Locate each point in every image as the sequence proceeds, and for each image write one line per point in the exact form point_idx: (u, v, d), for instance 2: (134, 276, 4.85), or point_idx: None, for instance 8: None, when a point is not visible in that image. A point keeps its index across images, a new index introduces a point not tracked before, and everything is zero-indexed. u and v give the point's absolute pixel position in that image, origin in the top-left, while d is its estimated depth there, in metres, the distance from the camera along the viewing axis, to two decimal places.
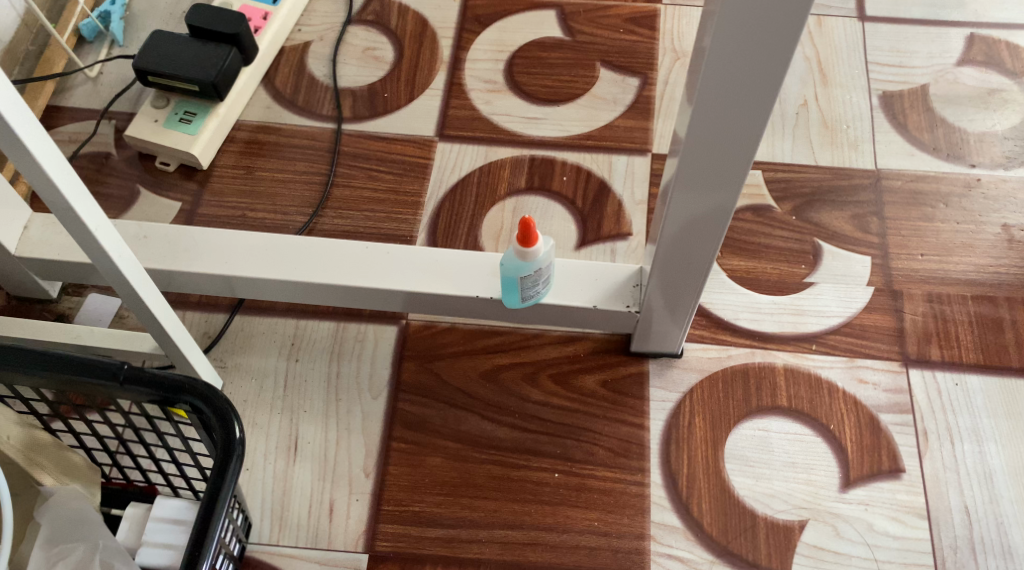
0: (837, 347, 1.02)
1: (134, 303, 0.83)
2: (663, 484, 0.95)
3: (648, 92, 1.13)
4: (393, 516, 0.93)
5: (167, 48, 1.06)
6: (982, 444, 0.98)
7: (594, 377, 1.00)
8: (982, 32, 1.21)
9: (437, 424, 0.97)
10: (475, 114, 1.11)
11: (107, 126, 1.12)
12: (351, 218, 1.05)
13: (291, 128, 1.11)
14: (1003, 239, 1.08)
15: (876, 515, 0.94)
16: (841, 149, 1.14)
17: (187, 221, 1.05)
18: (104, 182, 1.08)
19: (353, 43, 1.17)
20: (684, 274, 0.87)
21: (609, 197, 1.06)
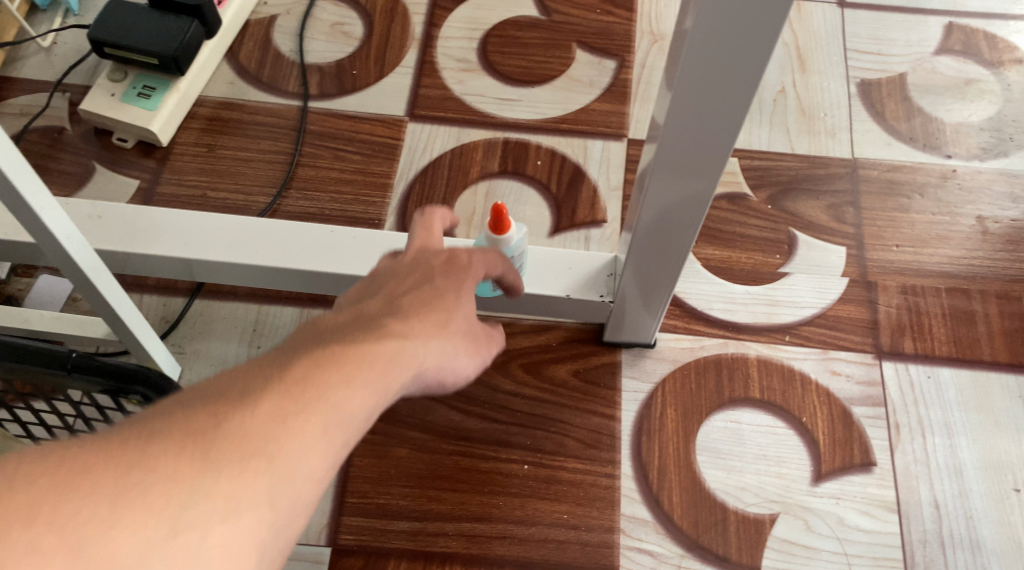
0: (810, 339, 1.01)
1: (84, 285, 0.79)
2: (633, 476, 0.93)
3: (625, 75, 1.10)
4: (358, 509, 0.91)
5: (124, 19, 1.02)
6: (953, 437, 0.97)
7: (565, 366, 0.98)
8: (961, 21, 1.20)
9: (404, 414, 0.95)
10: (448, 94, 1.08)
11: (60, 99, 1.07)
12: (317, 199, 1.02)
13: (255, 104, 1.07)
14: (977, 231, 1.07)
15: (847, 509, 0.93)
16: (818, 137, 1.12)
17: (145, 200, 1.01)
18: (58, 157, 1.04)
19: (321, 18, 1.13)
20: (658, 263, 0.85)
21: (583, 182, 1.03)
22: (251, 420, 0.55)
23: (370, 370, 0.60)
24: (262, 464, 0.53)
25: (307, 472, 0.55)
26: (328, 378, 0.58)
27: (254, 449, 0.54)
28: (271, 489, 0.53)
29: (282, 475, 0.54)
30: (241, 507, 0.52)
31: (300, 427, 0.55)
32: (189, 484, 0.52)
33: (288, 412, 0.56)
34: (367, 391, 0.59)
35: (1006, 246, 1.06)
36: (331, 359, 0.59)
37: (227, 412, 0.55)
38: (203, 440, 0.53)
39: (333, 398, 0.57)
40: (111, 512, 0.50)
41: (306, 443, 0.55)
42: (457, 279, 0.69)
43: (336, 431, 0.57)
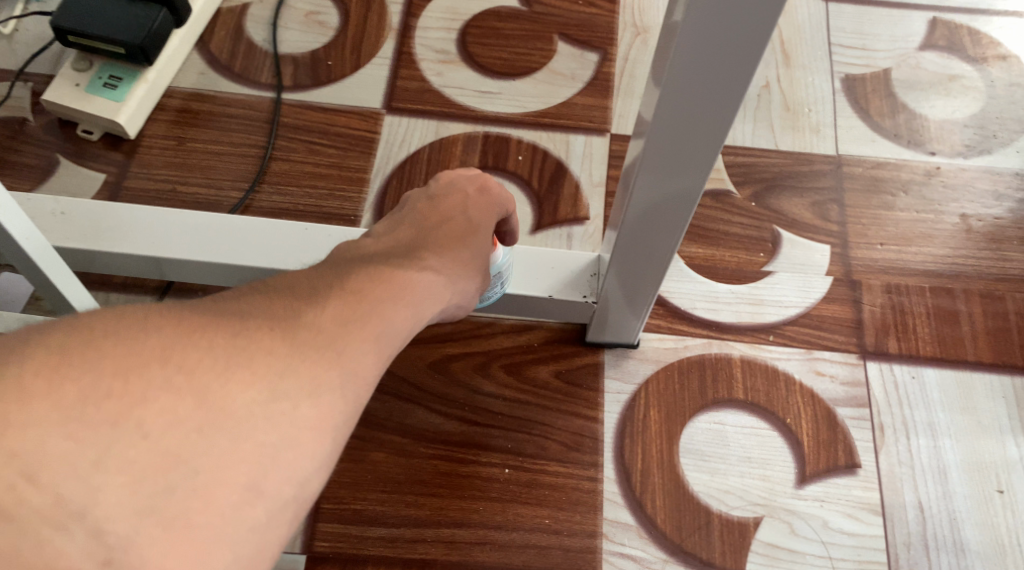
0: (794, 339, 0.99)
1: (44, 286, 0.76)
2: (616, 480, 0.91)
3: (607, 69, 1.08)
4: (334, 515, 0.88)
5: (90, 6, 0.98)
6: (937, 438, 0.96)
7: (547, 368, 0.96)
8: (945, 16, 1.19)
9: (382, 417, 0.93)
10: (426, 86, 1.05)
11: (22, 89, 1.03)
12: (291, 194, 0.99)
13: (227, 96, 1.04)
14: (961, 229, 1.06)
15: (831, 512, 0.92)
16: (803, 133, 1.11)
17: (112, 195, 0.98)
18: (20, 150, 1.00)
19: (295, 6, 1.10)
20: (643, 263, 0.82)
21: (565, 178, 1.01)
22: (334, 313, 0.59)
23: (421, 292, 0.66)
24: (349, 355, 0.58)
25: (379, 368, 0.60)
26: (395, 291, 0.63)
27: (342, 339, 0.58)
28: (355, 378, 0.58)
29: (363, 368, 0.59)
30: (334, 390, 0.57)
31: (376, 329, 0.60)
32: (292, 359, 0.56)
33: (365, 312, 0.61)
34: (421, 310, 0.65)
35: (989, 244, 1.05)
36: (392, 275, 0.64)
37: (313, 305, 0.59)
38: (299, 327, 0.57)
39: (398, 310, 0.63)
40: (227, 374, 0.54)
41: (381, 344, 0.60)
42: (487, 210, 0.75)
43: (399, 340, 0.62)
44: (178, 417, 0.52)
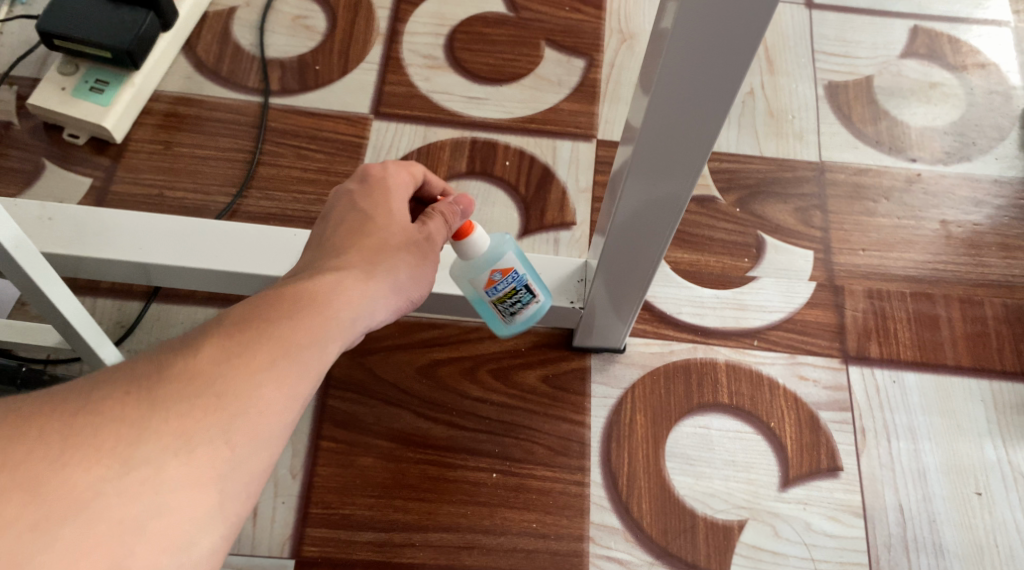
0: (778, 344, 1.00)
1: (33, 293, 0.76)
2: (602, 484, 0.92)
3: (594, 75, 1.08)
4: (322, 520, 0.89)
5: (76, 10, 0.98)
6: (917, 441, 0.97)
7: (534, 372, 0.96)
8: (926, 24, 1.20)
9: (370, 422, 0.93)
10: (414, 91, 1.05)
11: (7, 93, 1.03)
12: (278, 199, 0.99)
13: (214, 100, 1.04)
14: (941, 235, 1.08)
15: (814, 514, 0.93)
16: (786, 140, 1.12)
17: (98, 199, 0.97)
18: (5, 154, 0.99)
19: (282, 10, 1.10)
20: (630, 269, 0.83)
21: (552, 184, 1.01)
22: (222, 354, 0.61)
23: (330, 314, 0.67)
24: (240, 391, 0.60)
25: (287, 398, 0.62)
26: (297, 319, 0.65)
27: (228, 380, 0.60)
28: (254, 412, 0.60)
29: (261, 401, 0.61)
30: (228, 427, 0.59)
31: (275, 361, 0.62)
32: (178, 407, 0.58)
33: (258, 347, 0.62)
34: (335, 332, 0.67)
35: (969, 250, 1.07)
36: (295, 301, 0.66)
37: (199, 348, 0.61)
38: (185, 375, 0.59)
39: (302, 337, 0.64)
40: (108, 432, 0.56)
41: (283, 374, 0.62)
42: (381, 214, 0.74)
43: (309, 366, 0.64)
44: (28, 501, 0.53)
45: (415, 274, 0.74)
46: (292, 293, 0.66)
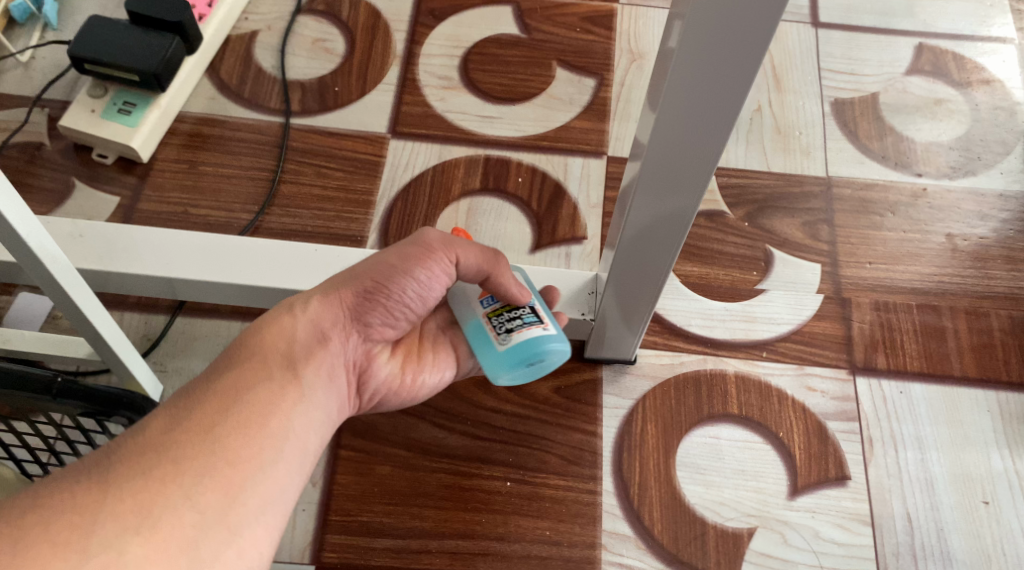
0: (786, 355, 1.02)
1: (66, 305, 0.79)
2: (614, 492, 0.94)
3: (604, 94, 1.11)
4: (341, 526, 0.91)
5: (105, 35, 1.01)
6: (924, 451, 0.99)
7: (547, 384, 0.98)
8: (931, 42, 1.23)
9: (387, 431, 0.96)
10: (429, 111, 1.09)
11: (39, 115, 1.06)
12: (299, 216, 1.02)
13: (237, 120, 1.07)
14: (947, 248, 1.09)
15: (822, 522, 0.95)
16: (794, 155, 1.14)
17: (125, 217, 1.01)
18: (36, 174, 1.03)
19: (302, 34, 1.13)
20: (638, 282, 0.85)
21: (564, 200, 1.04)
22: (171, 421, 0.66)
23: (278, 352, 0.72)
24: (197, 449, 0.65)
25: (254, 441, 0.68)
26: (244, 368, 0.70)
27: (183, 443, 0.65)
28: (220, 463, 0.66)
29: (226, 451, 0.66)
30: (194, 484, 0.64)
31: (225, 416, 0.67)
32: (134, 484, 0.63)
33: (208, 405, 0.68)
34: (291, 369, 0.71)
35: (974, 263, 1.09)
36: (242, 354, 0.71)
37: (151, 423, 0.66)
38: (138, 453, 0.64)
39: (253, 382, 0.70)
40: (65, 522, 0.61)
41: (241, 421, 0.68)
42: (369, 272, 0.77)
43: (270, 406, 0.69)
44: None
45: (399, 256, 0.76)
46: (237, 350, 0.71)
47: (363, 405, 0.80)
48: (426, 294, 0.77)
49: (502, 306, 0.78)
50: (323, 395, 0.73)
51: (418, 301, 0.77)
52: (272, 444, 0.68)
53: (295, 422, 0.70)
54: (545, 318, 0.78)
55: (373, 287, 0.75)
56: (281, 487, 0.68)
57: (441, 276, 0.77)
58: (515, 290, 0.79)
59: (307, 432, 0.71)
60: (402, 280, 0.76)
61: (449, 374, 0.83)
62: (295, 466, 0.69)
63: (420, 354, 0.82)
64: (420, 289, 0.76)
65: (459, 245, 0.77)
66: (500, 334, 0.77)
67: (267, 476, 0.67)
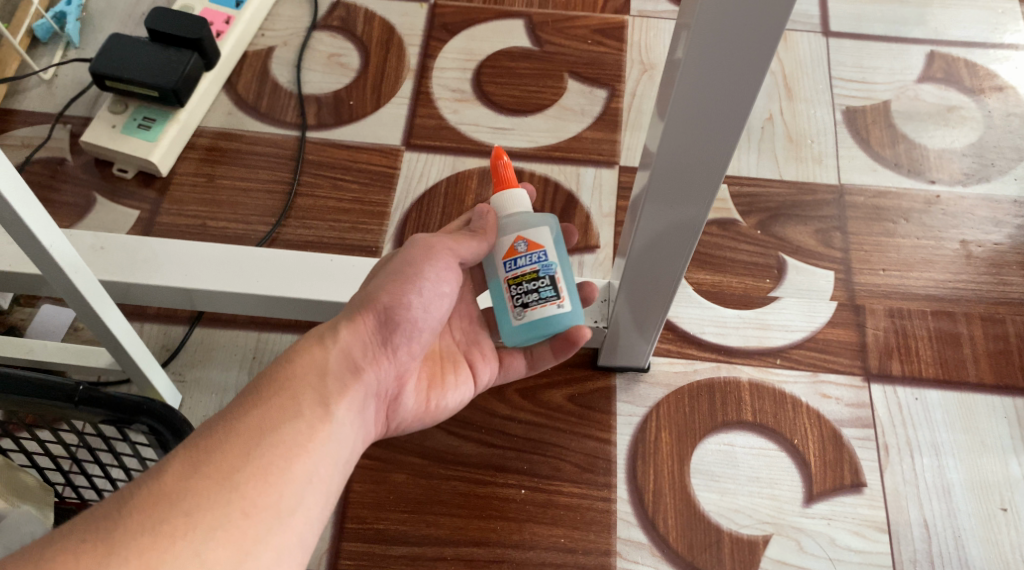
0: (800, 362, 1.02)
1: (87, 316, 0.81)
2: (628, 500, 0.95)
3: (616, 105, 1.12)
4: (357, 534, 0.92)
5: (126, 52, 1.03)
6: (941, 458, 0.99)
7: (560, 392, 0.99)
8: (943, 50, 1.23)
9: (402, 440, 0.96)
10: (443, 123, 1.10)
11: (62, 131, 1.09)
12: (315, 227, 1.03)
13: (254, 134, 1.09)
14: (961, 254, 1.09)
15: (838, 529, 0.95)
16: (806, 163, 1.15)
17: (145, 230, 1.03)
18: (59, 189, 1.05)
19: (318, 49, 1.15)
20: (650, 289, 0.86)
21: (576, 209, 1.05)
22: (188, 466, 0.64)
23: (305, 393, 0.70)
24: (212, 499, 0.63)
25: (273, 488, 0.65)
26: (267, 406, 0.68)
27: (197, 492, 0.63)
28: (236, 514, 0.63)
29: (242, 501, 0.64)
30: (206, 539, 0.62)
31: (247, 461, 0.65)
32: (144, 539, 0.61)
33: (227, 449, 0.65)
34: (316, 407, 0.69)
35: (989, 269, 1.08)
36: (264, 390, 0.69)
37: (170, 464, 0.64)
38: (150, 502, 0.62)
39: (276, 421, 0.68)
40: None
41: (261, 466, 0.65)
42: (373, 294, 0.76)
43: (291, 449, 0.67)
44: None
45: (409, 264, 0.77)
46: (258, 386, 0.69)
47: (391, 431, 0.80)
48: (440, 292, 0.77)
49: (524, 274, 0.76)
50: (347, 432, 0.71)
51: (434, 302, 0.77)
52: (291, 491, 0.66)
53: (315, 466, 0.68)
54: (564, 288, 0.77)
55: (388, 302, 0.75)
56: (297, 538, 0.66)
57: (448, 270, 0.77)
58: (540, 257, 0.76)
59: (329, 473, 0.69)
60: (415, 284, 0.76)
61: (469, 392, 0.84)
62: (314, 512, 0.67)
63: (442, 372, 0.82)
64: (432, 291, 0.76)
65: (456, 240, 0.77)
66: (515, 308, 0.77)
67: (283, 526, 0.65)
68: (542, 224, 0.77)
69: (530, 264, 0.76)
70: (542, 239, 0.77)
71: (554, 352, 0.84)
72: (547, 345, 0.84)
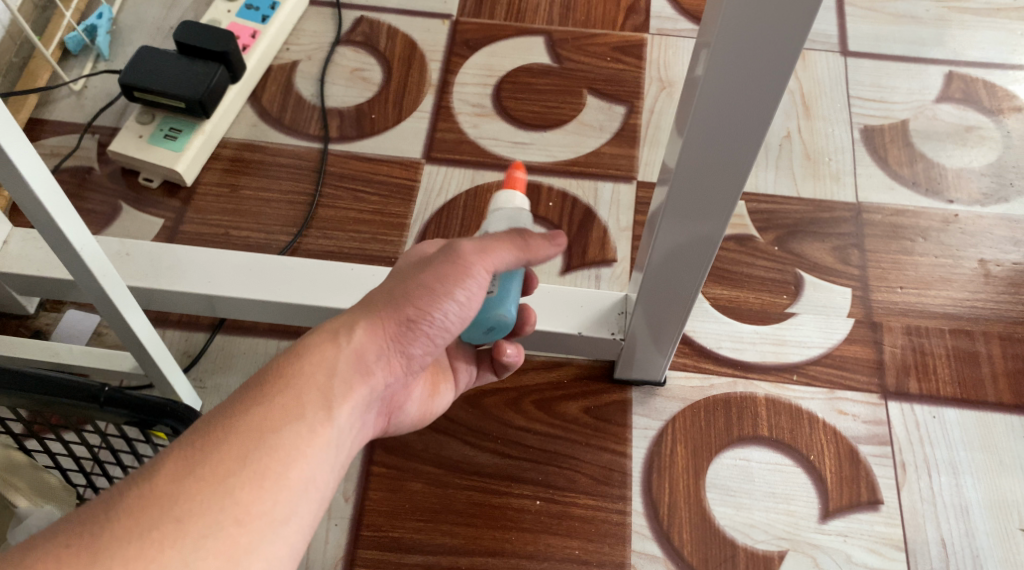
0: (817, 379, 1.02)
1: (114, 319, 0.82)
2: (643, 513, 0.95)
3: (635, 121, 1.13)
4: (373, 542, 0.93)
5: (154, 65, 1.06)
6: (959, 477, 0.98)
7: (576, 404, 1.00)
8: (961, 70, 1.23)
9: (418, 448, 0.97)
10: (462, 138, 1.11)
11: (90, 140, 1.11)
12: (336, 237, 1.05)
13: (277, 146, 1.11)
14: (979, 273, 1.09)
15: (854, 546, 0.94)
16: (824, 181, 1.15)
17: (169, 238, 1.05)
18: (86, 197, 1.07)
19: (341, 64, 1.17)
20: (668, 303, 0.86)
21: (594, 223, 1.06)
22: (183, 469, 0.63)
23: (310, 394, 0.69)
24: (204, 505, 0.62)
25: (268, 496, 0.65)
26: (268, 407, 0.67)
27: (192, 496, 0.62)
28: (229, 522, 0.63)
29: (236, 508, 0.63)
30: (195, 549, 0.61)
31: (244, 466, 0.64)
32: (132, 548, 0.60)
33: (225, 451, 0.64)
34: (319, 410, 0.68)
35: (1008, 289, 1.08)
36: (265, 388, 0.68)
37: (164, 465, 0.63)
38: (139, 507, 0.61)
39: (276, 423, 0.67)
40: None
41: (257, 471, 0.65)
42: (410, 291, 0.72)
43: (290, 454, 0.66)
44: None
45: (438, 277, 0.72)
46: (259, 385, 0.68)
47: (388, 433, 0.82)
48: (467, 312, 0.74)
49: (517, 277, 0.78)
50: (346, 436, 0.70)
51: (457, 323, 0.74)
52: (286, 499, 0.65)
53: (312, 473, 0.67)
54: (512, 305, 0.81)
55: (413, 314, 0.72)
56: (288, 547, 0.65)
57: (478, 292, 0.73)
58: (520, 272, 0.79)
59: (323, 480, 0.68)
60: (442, 303, 0.72)
61: (450, 398, 0.86)
62: (306, 520, 0.67)
63: (437, 381, 0.85)
64: (457, 314, 0.73)
65: (496, 253, 0.74)
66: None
67: (275, 535, 0.65)
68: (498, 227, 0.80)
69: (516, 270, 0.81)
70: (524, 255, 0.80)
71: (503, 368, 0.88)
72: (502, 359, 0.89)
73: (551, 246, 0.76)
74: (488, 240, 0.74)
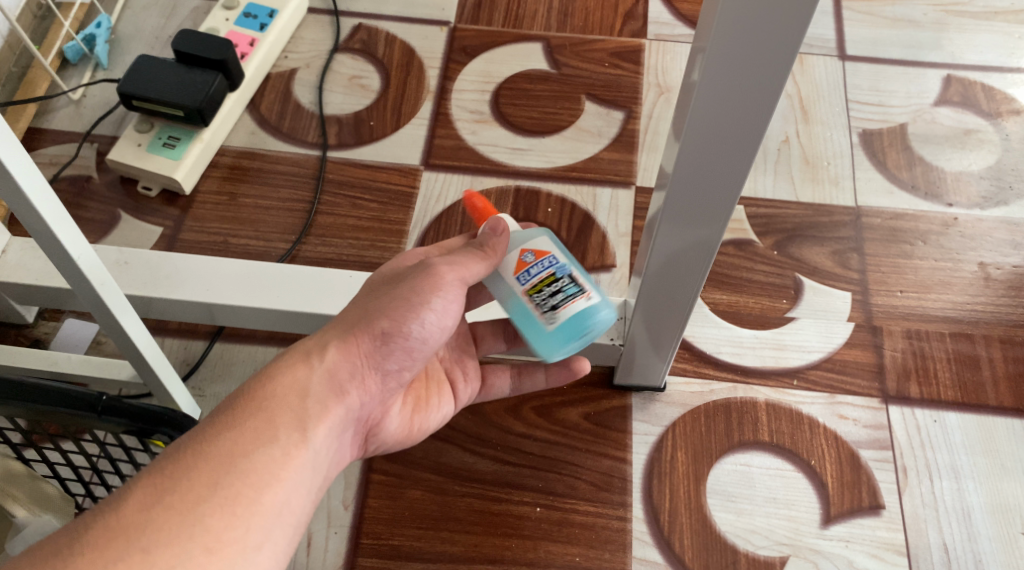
0: (817, 384, 1.02)
1: (111, 327, 0.82)
2: (644, 519, 0.94)
3: (632, 126, 1.13)
4: (372, 550, 0.92)
5: (153, 73, 1.05)
6: (960, 481, 0.98)
7: (576, 410, 0.99)
8: (959, 74, 1.23)
9: (418, 456, 0.97)
10: (460, 144, 1.12)
11: (88, 149, 1.11)
12: (335, 245, 1.05)
13: (275, 154, 1.11)
14: (979, 277, 1.09)
15: (856, 552, 0.94)
16: (823, 186, 1.15)
17: (168, 247, 1.05)
18: (85, 206, 1.07)
19: (340, 71, 1.17)
20: (667, 309, 0.86)
21: (593, 228, 1.06)
22: (151, 497, 0.63)
23: (282, 418, 0.69)
24: (172, 535, 0.62)
25: (240, 522, 0.64)
26: (240, 430, 0.67)
27: (159, 526, 0.62)
28: (198, 551, 0.62)
29: (205, 536, 0.63)
30: None
31: (214, 492, 0.64)
32: None
33: (194, 478, 0.64)
34: (293, 432, 0.68)
35: (1008, 292, 1.08)
36: (237, 413, 0.68)
37: (130, 495, 0.63)
38: (107, 537, 0.61)
39: (248, 447, 0.67)
40: None
41: (227, 497, 0.64)
42: (384, 309, 0.74)
43: (263, 478, 0.66)
44: None
45: (414, 286, 0.74)
46: (231, 408, 0.68)
47: (371, 451, 0.81)
48: (444, 324, 0.75)
49: (541, 281, 0.76)
50: (322, 457, 0.70)
51: (436, 334, 0.75)
52: (259, 524, 0.65)
53: (286, 497, 0.67)
54: (586, 283, 0.77)
55: (388, 327, 0.73)
56: None
57: (454, 301, 0.75)
58: (551, 261, 0.77)
59: (298, 504, 0.68)
60: (419, 313, 0.74)
61: (448, 411, 0.86)
62: (280, 546, 0.66)
63: (425, 396, 0.84)
64: (435, 324, 0.75)
65: (467, 264, 0.75)
66: (546, 314, 0.76)
67: (247, 563, 0.64)
68: (536, 236, 0.78)
69: (544, 269, 0.76)
70: (546, 246, 0.77)
71: (545, 377, 0.89)
72: (538, 368, 0.89)
73: (507, 239, 0.78)
74: (455, 256, 0.76)
